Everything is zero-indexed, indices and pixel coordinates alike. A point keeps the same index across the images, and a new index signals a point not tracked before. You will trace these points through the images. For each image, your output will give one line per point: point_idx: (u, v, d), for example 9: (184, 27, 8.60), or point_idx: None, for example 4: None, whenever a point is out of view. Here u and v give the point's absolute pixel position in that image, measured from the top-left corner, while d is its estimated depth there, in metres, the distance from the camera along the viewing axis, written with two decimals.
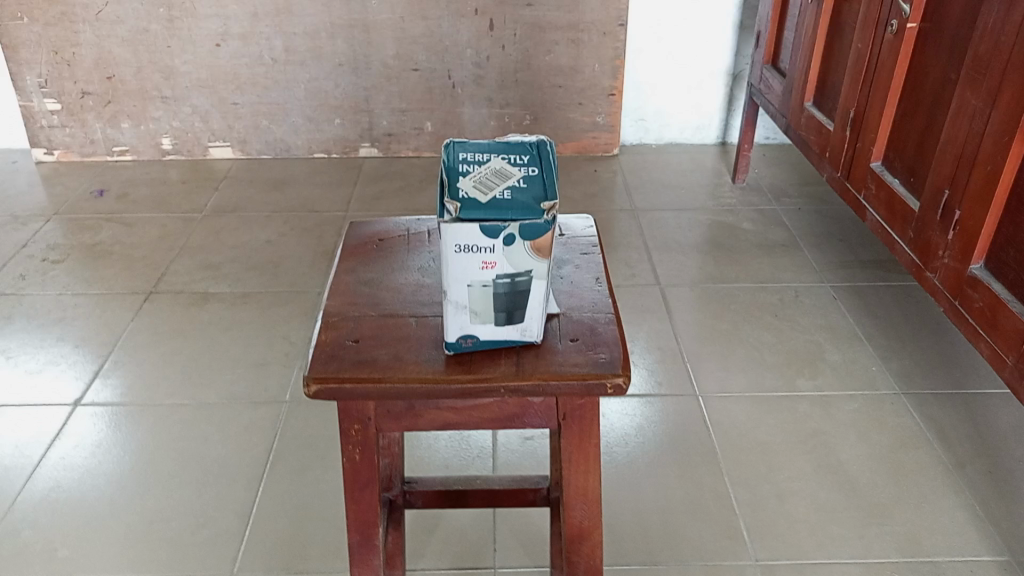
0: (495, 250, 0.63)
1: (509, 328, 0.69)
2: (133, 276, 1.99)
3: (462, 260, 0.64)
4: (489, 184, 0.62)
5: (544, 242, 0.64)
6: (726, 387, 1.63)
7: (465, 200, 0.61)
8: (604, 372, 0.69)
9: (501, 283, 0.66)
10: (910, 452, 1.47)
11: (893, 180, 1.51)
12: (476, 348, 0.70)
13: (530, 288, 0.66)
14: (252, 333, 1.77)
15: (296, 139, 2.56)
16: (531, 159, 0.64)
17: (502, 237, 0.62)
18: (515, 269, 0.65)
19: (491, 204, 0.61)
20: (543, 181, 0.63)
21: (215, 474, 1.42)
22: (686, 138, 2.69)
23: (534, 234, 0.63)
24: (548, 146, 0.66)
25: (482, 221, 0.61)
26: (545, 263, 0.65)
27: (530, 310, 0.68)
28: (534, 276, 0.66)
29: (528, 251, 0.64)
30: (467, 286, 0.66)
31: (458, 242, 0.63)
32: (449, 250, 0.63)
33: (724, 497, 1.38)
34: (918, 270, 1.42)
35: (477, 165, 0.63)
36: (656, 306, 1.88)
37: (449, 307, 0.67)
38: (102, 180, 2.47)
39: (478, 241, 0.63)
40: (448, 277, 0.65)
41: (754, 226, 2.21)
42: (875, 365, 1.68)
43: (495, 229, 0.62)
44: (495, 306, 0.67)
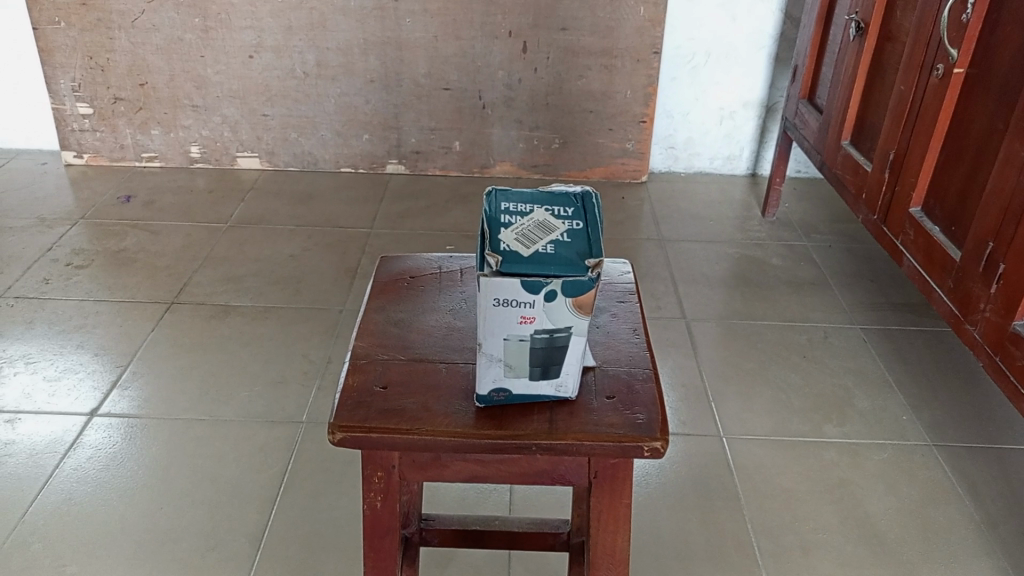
0: (535, 305, 0.60)
1: (543, 383, 0.66)
2: (156, 285, 1.98)
3: (501, 314, 0.61)
4: (532, 237, 0.60)
5: (587, 299, 0.61)
6: (751, 429, 1.59)
7: (506, 251, 0.59)
8: (641, 434, 0.66)
9: (539, 338, 0.63)
10: (940, 507, 1.43)
11: (933, 227, 1.48)
12: (508, 401, 0.68)
13: (568, 344, 0.64)
14: (271, 350, 1.75)
15: (324, 152, 2.56)
16: (575, 213, 0.62)
17: (544, 293, 0.59)
18: (554, 325, 0.62)
19: (535, 257, 0.59)
20: (588, 235, 0.61)
21: (229, 495, 1.40)
22: (716, 168, 2.66)
23: (577, 291, 0.60)
24: (592, 200, 0.64)
25: (525, 275, 0.58)
26: (586, 319, 0.62)
27: (567, 365, 0.65)
28: (573, 332, 0.63)
29: (569, 308, 0.61)
30: (503, 340, 0.63)
31: (496, 295, 0.60)
32: (486, 304, 0.61)
33: (746, 545, 1.34)
34: (957, 321, 1.38)
35: (519, 217, 0.61)
36: (681, 340, 1.85)
37: (483, 359, 0.64)
38: (130, 185, 2.47)
39: (517, 296, 0.60)
40: (484, 330, 0.62)
41: (783, 262, 2.17)
42: (905, 414, 1.64)
43: (538, 284, 0.59)
44: (531, 360, 0.64)
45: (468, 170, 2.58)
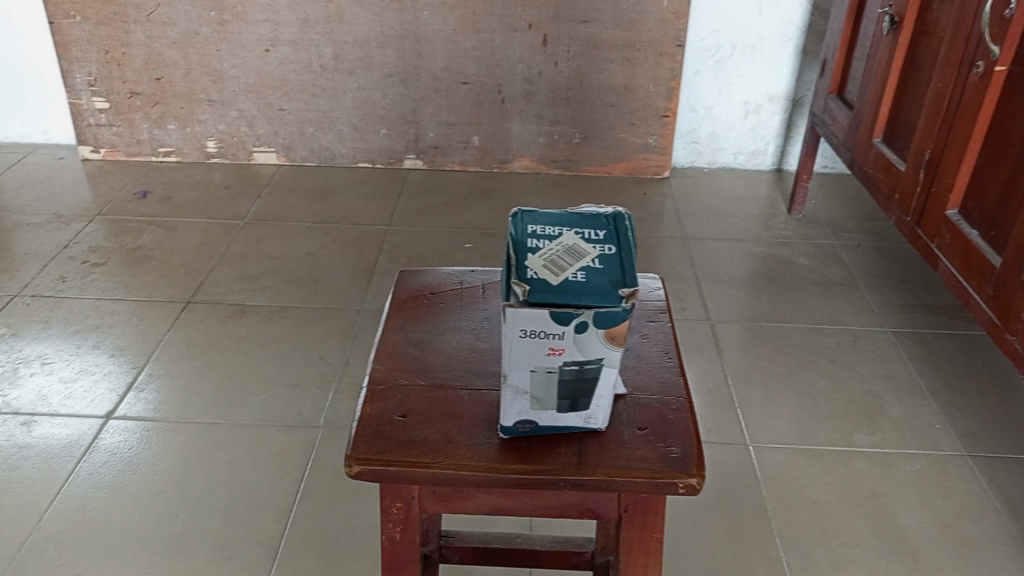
0: (565, 337, 0.56)
1: (572, 415, 0.63)
2: (172, 283, 1.96)
3: (528, 346, 0.57)
4: (560, 264, 0.56)
5: (621, 330, 0.57)
6: (778, 437, 1.55)
7: (533, 280, 0.55)
8: (675, 470, 0.62)
9: (568, 370, 0.59)
10: (976, 521, 1.38)
11: (971, 231, 1.42)
12: (534, 432, 0.64)
13: (598, 376, 0.60)
14: (288, 352, 1.73)
15: (341, 147, 2.53)
16: (607, 237, 0.59)
17: (575, 323, 0.55)
18: (585, 356, 0.58)
19: (564, 287, 0.55)
20: (621, 261, 0.57)
21: (244, 502, 1.38)
22: (740, 163, 2.60)
23: (610, 322, 0.56)
24: (625, 221, 0.60)
25: (555, 306, 0.54)
26: (619, 351, 0.58)
27: (598, 397, 0.62)
28: (604, 363, 0.59)
29: (602, 340, 0.57)
30: (530, 371, 0.59)
31: (522, 326, 0.56)
32: (512, 335, 0.57)
33: (774, 561, 1.30)
34: (995, 329, 1.33)
35: (547, 242, 0.57)
36: (706, 343, 1.80)
37: (508, 391, 0.60)
38: (146, 181, 2.45)
39: (545, 327, 0.56)
40: (509, 362, 0.59)
41: (810, 261, 2.12)
42: (939, 422, 1.59)
43: (568, 316, 0.55)
44: (559, 392, 0.61)
45: (487, 165, 2.54)
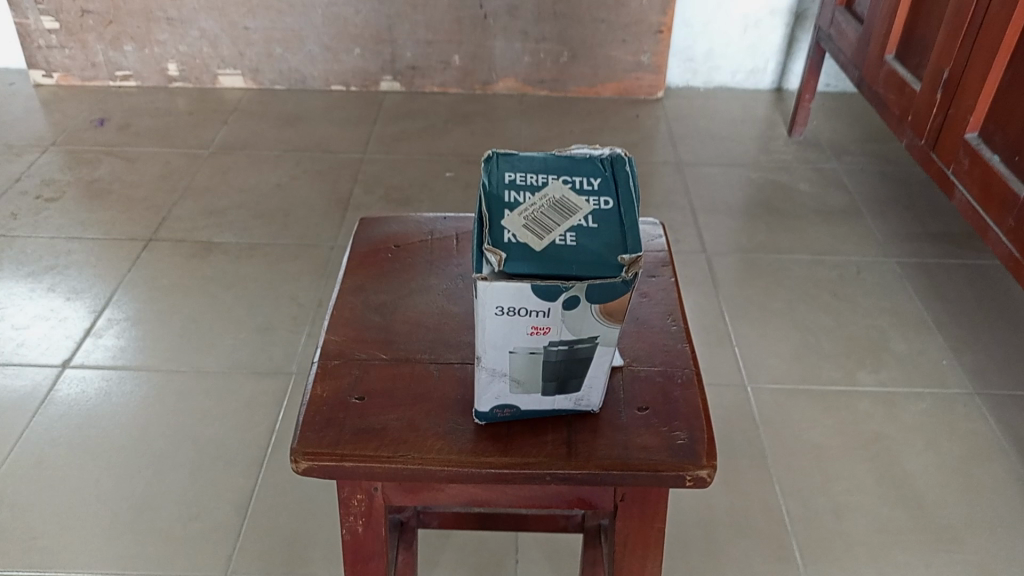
0: (551, 314, 0.49)
1: (559, 399, 0.54)
2: (133, 219, 1.83)
3: (506, 324, 0.49)
4: (546, 223, 0.48)
5: (618, 305, 0.49)
6: (777, 377, 1.47)
7: (511, 245, 0.47)
8: (682, 461, 0.53)
9: (555, 350, 0.51)
10: (984, 465, 1.31)
11: (992, 156, 1.31)
12: (515, 416, 0.55)
13: (591, 356, 0.52)
14: (258, 293, 1.62)
15: (312, 69, 2.36)
16: (603, 189, 0.51)
17: (563, 299, 0.48)
18: (575, 334, 0.50)
19: (550, 253, 0.47)
20: (619, 220, 0.49)
21: (213, 456, 1.29)
22: (738, 82, 2.46)
23: (606, 296, 0.48)
24: (623, 167, 0.52)
25: (540, 279, 0.46)
26: (615, 328, 0.50)
27: (590, 380, 0.54)
28: (598, 343, 0.51)
29: (596, 316, 0.49)
30: (509, 352, 0.51)
31: (498, 301, 0.48)
32: (485, 312, 0.49)
33: (774, 511, 1.23)
34: (1015, 264, 1.23)
35: (530, 197, 0.49)
36: (701, 276, 1.70)
37: (483, 374, 0.52)
38: (104, 107, 2.29)
39: (526, 304, 0.48)
40: (484, 342, 0.50)
41: (811, 187, 2.00)
42: (946, 358, 1.51)
43: (555, 290, 0.47)
44: (544, 375, 0.52)
45: (469, 87, 2.39)
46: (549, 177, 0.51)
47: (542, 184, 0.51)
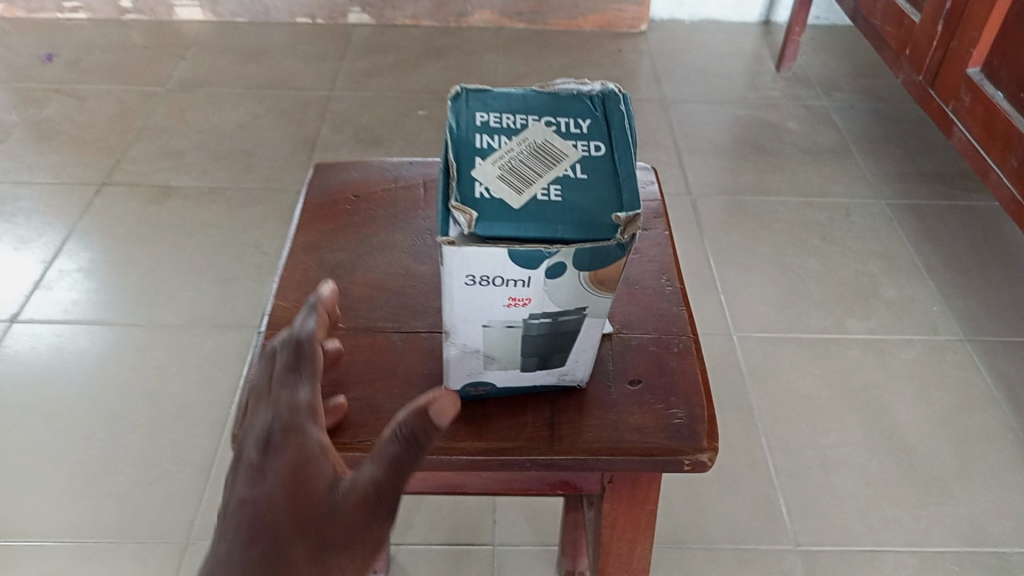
0: (532, 284, 0.43)
1: (541, 375, 0.50)
2: (84, 162, 1.72)
3: (479, 294, 0.44)
4: (525, 175, 0.43)
5: (611, 273, 0.43)
6: (765, 325, 1.41)
7: (483, 201, 0.41)
8: (680, 444, 0.49)
9: (536, 324, 0.46)
10: (976, 414, 1.27)
11: (995, 92, 1.24)
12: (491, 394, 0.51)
13: (578, 329, 0.47)
14: (219, 240, 1.53)
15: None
16: (594, 134, 0.46)
17: (545, 267, 0.42)
18: (560, 306, 0.45)
19: (530, 211, 0.41)
20: (613, 170, 0.44)
21: (173, 416, 1.22)
22: (724, 15, 2.35)
23: (598, 263, 0.42)
24: (615, 106, 0.48)
25: (518, 241, 0.40)
26: (606, 298, 0.45)
27: (575, 356, 0.49)
28: (586, 314, 0.46)
29: (586, 285, 0.44)
30: (482, 327, 0.46)
31: (468, 271, 0.42)
32: (453, 283, 0.43)
33: (760, 465, 1.19)
34: (1017, 207, 1.17)
35: (508, 144, 0.44)
36: (686, 219, 1.63)
37: (452, 350, 0.47)
38: (51, 41, 2.14)
39: (502, 272, 0.42)
40: (454, 315, 0.45)
41: (799, 125, 1.93)
42: (937, 304, 1.46)
43: (537, 256, 0.41)
44: (523, 351, 0.48)
45: (443, 19, 2.26)
46: (528, 119, 0.47)
47: (520, 128, 0.46)
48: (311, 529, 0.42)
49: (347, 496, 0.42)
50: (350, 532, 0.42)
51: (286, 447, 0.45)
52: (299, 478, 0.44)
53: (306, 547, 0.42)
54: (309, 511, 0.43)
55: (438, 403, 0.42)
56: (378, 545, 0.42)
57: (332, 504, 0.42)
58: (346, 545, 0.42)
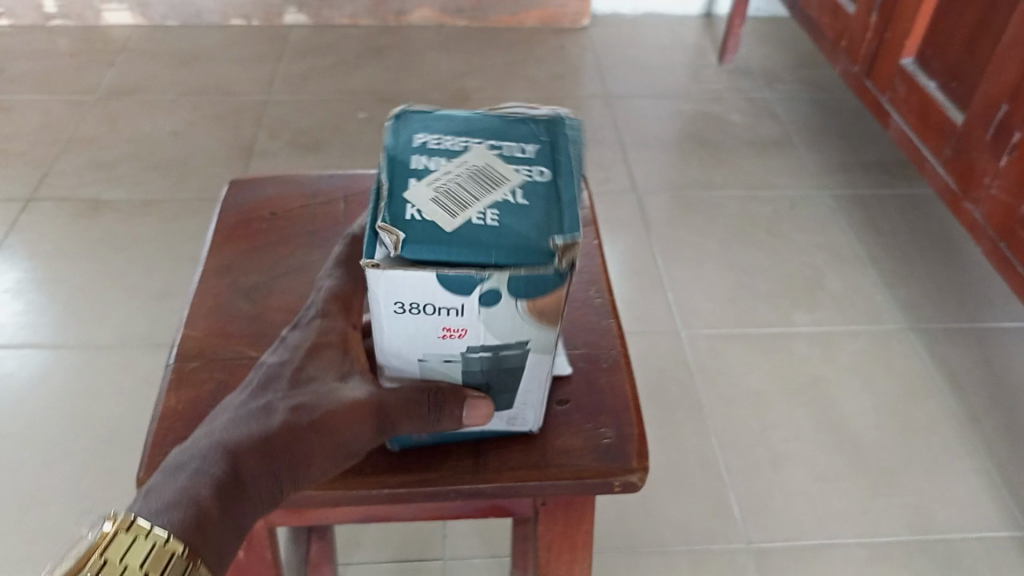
0: (467, 315, 0.44)
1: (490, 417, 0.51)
2: (8, 176, 1.65)
3: (413, 324, 0.45)
4: (460, 199, 0.43)
5: (551, 306, 0.43)
6: (712, 321, 1.41)
7: (412, 224, 0.41)
8: (609, 466, 0.51)
9: (476, 358, 0.47)
10: (921, 403, 1.28)
11: (928, 83, 1.25)
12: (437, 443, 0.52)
13: (521, 365, 0.48)
14: (153, 254, 1.48)
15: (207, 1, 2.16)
16: (538, 160, 0.47)
17: (478, 295, 0.42)
18: (500, 341, 0.46)
19: (461, 235, 0.41)
20: (553, 195, 0.45)
21: (107, 442, 1.17)
22: (666, 7, 2.35)
23: (536, 292, 0.42)
24: (563, 134, 0.49)
25: (447, 264, 0.41)
26: (547, 330, 0.45)
27: (521, 399, 0.50)
28: (530, 349, 0.47)
29: (525, 318, 0.44)
30: (418, 360, 0.48)
31: (397, 297, 0.43)
32: (384, 311, 0.44)
33: (711, 464, 1.19)
34: (952, 197, 1.18)
35: (445, 167, 0.45)
36: (632, 217, 1.63)
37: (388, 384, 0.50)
38: None
39: (433, 299, 0.43)
40: (390, 347, 0.47)
41: (742, 118, 1.93)
42: (880, 294, 1.47)
43: (470, 283, 0.41)
44: (464, 384, 0.49)
45: (382, 18, 2.22)
46: (471, 142, 0.48)
47: (461, 150, 0.47)
48: (310, 407, 0.48)
49: (352, 394, 0.49)
50: (341, 423, 0.48)
51: (316, 331, 0.53)
52: (320, 360, 0.52)
53: (297, 421, 0.48)
54: (317, 393, 0.49)
55: (480, 403, 0.49)
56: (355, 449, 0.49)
57: (338, 394, 0.49)
58: (335, 434, 0.48)
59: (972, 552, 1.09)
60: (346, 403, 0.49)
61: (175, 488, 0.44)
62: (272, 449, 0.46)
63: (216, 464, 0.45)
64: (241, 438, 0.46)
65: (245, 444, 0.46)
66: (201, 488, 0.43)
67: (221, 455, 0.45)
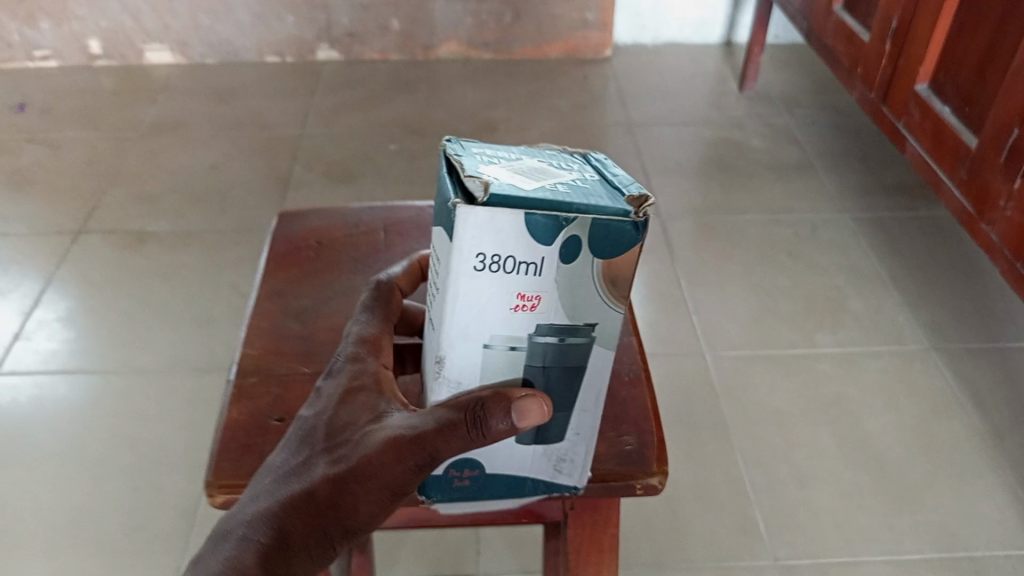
0: (544, 276, 0.44)
1: (540, 455, 0.52)
2: (59, 210, 1.73)
3: (488, 289, 0.44)
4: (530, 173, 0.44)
5: (624, 270, 0.44)
6: (736, 342, 1.44)
7: (495, 181, 0.42)
8: (632, 469, 0.56)
9: (543, 342, 0.47)
10: (943, 421, 1.30)
11: (942, 107, 1.29)
12: (478, 489, 0.52)
13: (584, 354, 0.48)
14: (196, 283, 1.54)
15: (244, 40, 2.26)
16: (582, 169, 0.48)
17: (561, 244, 0.42)
18: (567, 321, 0.46)
19: (542, 192, 0.42)
20: (607, 184, 0.46)
21: (154, 462, 1.23)
22: (686, 37, 2.41)
23: (612, 249, 0.43)
24: (595, 158, 0.51)
25: (536, 206, 0.41)
26: (612, 302, 0.46)
27: (574, 429, 0.51)
28: (593, 332, 0.47)
29: (597, 282, 0.45)
30: (483, 348, 0.46)
31: (480, 250, 0.42)
32: (462, 272, 0.43)
33: (737, 482, 1.21)
34: (969, 219, 1.21)
35: (504, 161, 0.46)
36: (656, 242, 1.67)
37: (444, 385, 0.48)
38: (22, 90, 2.16)
39: (516, 251, 0.42)
40: (459, 329, 0.45)
41: (763, 143, 1.97)
42: (903, 314, 1.50)
43: (556, 227, 0.41)
44: (527, 376, 0.48)
45: (411, 52, 2.30)
46: (516, 154, 0.49)
47: (511, 155, 0.48)
48: (345, 457, 0.49)
49: (384, 435, 0.48)
50: (375, 464, 0.47)
51: (347, 376, 0.54)
52: (354, 405, 0.52)
53: (334, 473, 0.48)
54: (352, 441, 0.49)
55: (530, 402, 0.46)
56: (393, 491, 0.47)
57: (371, 433, 0.49)
58: (373, 479, 0.47)
59: (997, 568, 1.10)
60: (379, 443, 0.48)
61: (222, 558, 0.47)
62: (310, 507, 0.48)
63: (260, 532, 0.48)
64: (280, 503, 0.48)
65: (287, 505, 0.48)
66: (246, 557, 0.47)
67: (264, 521, 0.48)
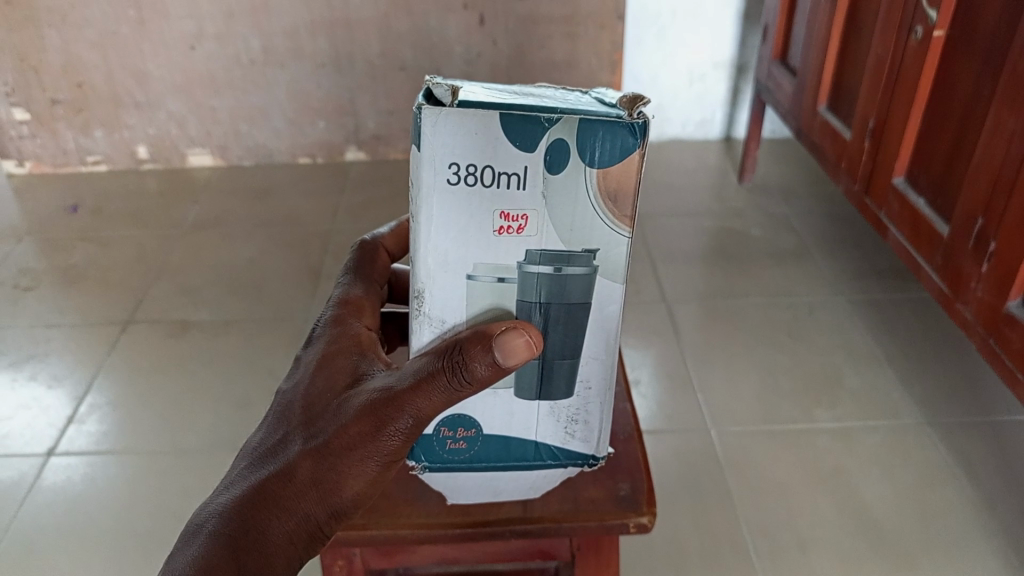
0: (529, 187, 0.53)
1: (548, 414, 0.64)
2: (110, 303, 1.88)
3: (472, 203, 0.54)
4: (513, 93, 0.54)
5: (621, 182, 0.53)
6: (738, 417, 1.53)
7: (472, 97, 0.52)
8: (626, 510, 0.68)
9: (532, 265, 0.57)
10: (937, 489, 1.37)
11: (917, 198, 1.41)
12: (483, 446, 0.66)
13: (585, 279, 0.57)
14: (235, 369, 1.66)
15: (279, 143, 2.45)
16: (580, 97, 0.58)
17: (543, 151, 0.52)
18: (565, 247, 0.56)
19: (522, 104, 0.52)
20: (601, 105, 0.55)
21: None
22: (689, 133, 2.58)
23: (605, 157, 0.52)
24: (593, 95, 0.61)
25: (507, 109, 0.51)
26: (606, 214, 0.54)
27: (582, 380, 0.63)
28: (594, 252, 0.56)
29: (595, 191, 0.53)
30: (466, 279, 0.58)
31: (454, 160, 0.52)
32: (442, 182, 0.53)
33: (741, 549, 1.29)
34: (946, 299, 1.32)
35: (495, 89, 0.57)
36: (663, 324, 1.78)
37: (419, 320, 0.60)
38: (76, 193, 2.34)
39: (494, 161, 0.52)
40: (447, 240, 0.55)
41: (762, 231, 2.10)
42: (896, 389, 1.59)
43: (536, 131, 0.51)
44: (521, 294, 0.58)
45: None
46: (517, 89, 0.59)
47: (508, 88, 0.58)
48: (323, 432, 0.58)
49: (361, 403, 0.58)
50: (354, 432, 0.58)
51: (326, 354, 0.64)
52: (332, 382, 0.62)
53: (313, 449, 0.58)
54: (332, 414, 0.59)
55: (510, 337, 0.55)
56: (366, 457, 0.57)
57: (348, 403, 0.59)
58: (348, 449, 0.57)
59: None
60: (354, 412, 0.58)
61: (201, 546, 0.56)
62: (290, 479, 0.58)
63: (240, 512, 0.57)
64: (262, 481, 0.58)
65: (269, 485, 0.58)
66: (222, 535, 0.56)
67: (245, 504, 0.57)
